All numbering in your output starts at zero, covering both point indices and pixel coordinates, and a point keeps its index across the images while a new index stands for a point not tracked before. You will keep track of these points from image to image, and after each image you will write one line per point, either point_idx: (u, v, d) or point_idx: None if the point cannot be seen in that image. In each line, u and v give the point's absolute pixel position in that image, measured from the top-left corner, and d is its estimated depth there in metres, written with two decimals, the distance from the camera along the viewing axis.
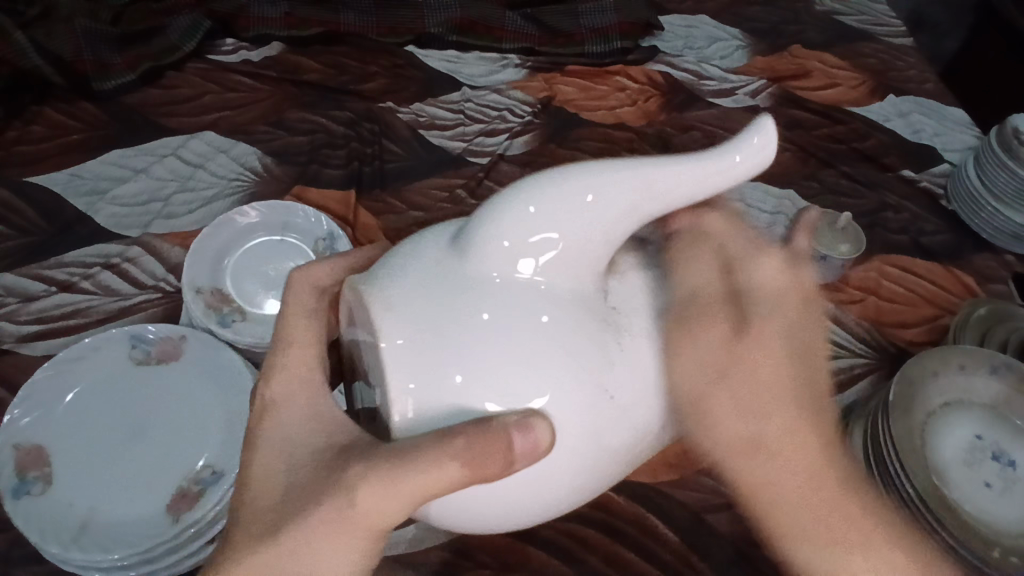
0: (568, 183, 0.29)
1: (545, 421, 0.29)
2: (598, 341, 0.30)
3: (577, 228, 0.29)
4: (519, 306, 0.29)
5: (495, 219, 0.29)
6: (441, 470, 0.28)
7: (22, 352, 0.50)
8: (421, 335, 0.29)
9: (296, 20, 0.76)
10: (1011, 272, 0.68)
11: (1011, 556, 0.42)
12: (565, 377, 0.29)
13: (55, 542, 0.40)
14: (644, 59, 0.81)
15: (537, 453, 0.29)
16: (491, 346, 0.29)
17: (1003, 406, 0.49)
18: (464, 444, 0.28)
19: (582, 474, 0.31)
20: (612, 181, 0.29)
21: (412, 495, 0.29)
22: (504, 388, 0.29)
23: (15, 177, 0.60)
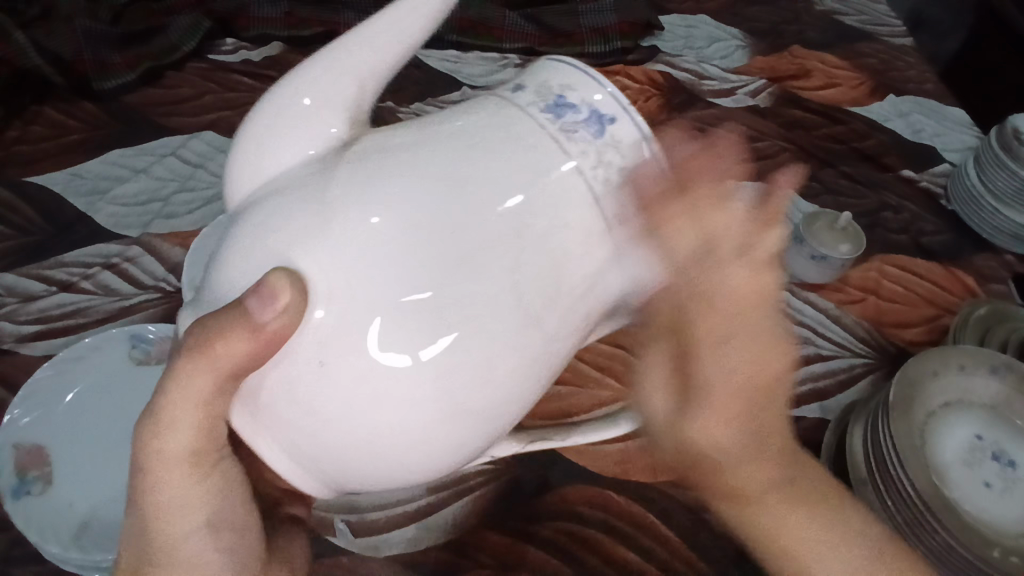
0: (281, 95, 0.29)
1: (283, 274, 0.26)
2: (357, 203, 0.27)
3: (305, 119, 0.29)
4: (277, 192, 0.28)
5: (236, 174, 0.30)
6: (188, 370, 0.29)
7: (22, 352, 0.50)
8: (214, 289, 0.29)
9: (296, 19, 0.76)
10: (1011, 272, 0.68)
11: (1012, 556, 0.41)
12: (338, 262, 0.27)
13: (54, 542, 0.40)
14: (644, 59, 0.81)
15: (290, 306, 0.26)
16: (261, 235, 0.28)
17: (1003, 406, 0.49)
18: (220, 325, 0.27)
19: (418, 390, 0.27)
20: (297, 82, 0.29)
21: (180, 426, 0.30)
22: (275, 244, 0.27)
23: (15, 177, 0.60)
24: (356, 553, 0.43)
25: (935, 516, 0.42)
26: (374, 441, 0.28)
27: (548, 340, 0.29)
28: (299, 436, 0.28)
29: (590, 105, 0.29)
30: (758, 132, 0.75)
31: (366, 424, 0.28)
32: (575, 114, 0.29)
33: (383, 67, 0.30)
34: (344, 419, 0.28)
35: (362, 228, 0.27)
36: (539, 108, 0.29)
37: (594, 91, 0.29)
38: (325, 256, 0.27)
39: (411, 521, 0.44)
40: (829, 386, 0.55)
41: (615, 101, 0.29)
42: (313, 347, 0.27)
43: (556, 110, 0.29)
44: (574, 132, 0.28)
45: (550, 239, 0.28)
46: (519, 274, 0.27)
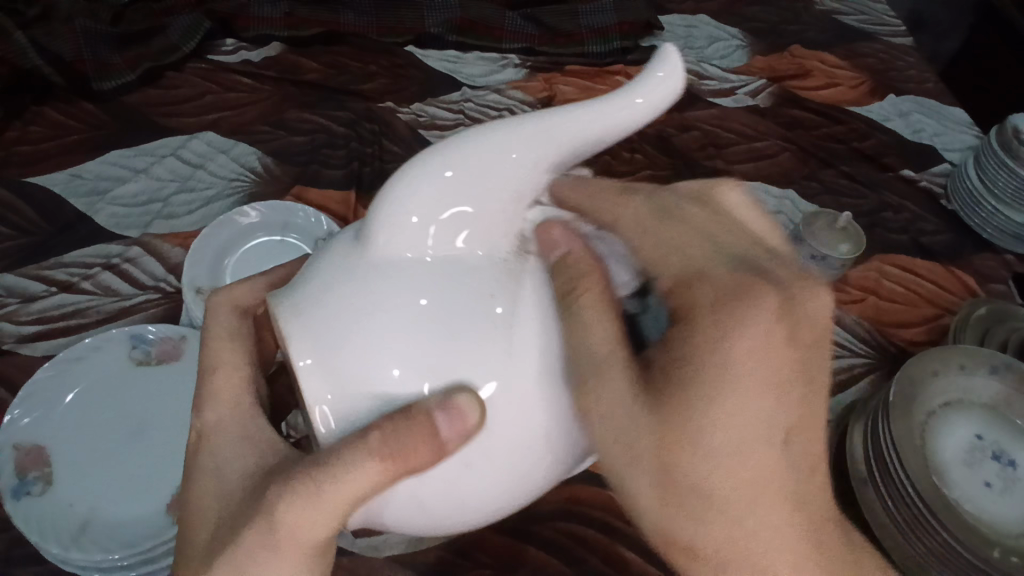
0: (443, 154, 0.29)
1: (469, 395, 0.28)
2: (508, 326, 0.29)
3: (459, 199, 0.29)
4: (422, 291, 0.29)
5: (389, 233, 0.29)
6: (356, 465, 0.27)
7: (22, 352, 0.50)
8: (344, 357, 0.28)
9: (296, 20, 0.76)
10: (1011, 272, 0.68)
11: (1011, 556, 0.42)
12: (491, 365, 0.28)
13: (55, 542, 0.40)
14: (644, 58, 0.81)
15: (466, 433, 0.28)
16: (407, 334, 0.28)
17: (1002, 405, 0.49)
18: (406, 438, 0.27)
19: (515, 474, 0.30)
20: (474, 164, 0.29)
21: (331, 510, 0.28)
22: (441, 367, 0.28)
23: (15, 177, 0.60)
24: (356, 553, 0.43)
25: (935, 515, 0.42)
26: (456, 513, 0.30)
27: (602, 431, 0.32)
28: (398, 511, 0.30)
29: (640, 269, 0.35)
30: (758, 132, 0.75)
31: (467, 508, 0.30)
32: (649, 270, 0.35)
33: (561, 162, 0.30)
34: (454, 509, 0.30)
35: (496, 337, 0.29)
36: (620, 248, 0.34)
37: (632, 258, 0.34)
38: (489, 379, 0.28)
39: None
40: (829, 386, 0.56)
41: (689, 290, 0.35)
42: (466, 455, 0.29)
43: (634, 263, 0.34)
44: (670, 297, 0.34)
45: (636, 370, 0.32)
46: None
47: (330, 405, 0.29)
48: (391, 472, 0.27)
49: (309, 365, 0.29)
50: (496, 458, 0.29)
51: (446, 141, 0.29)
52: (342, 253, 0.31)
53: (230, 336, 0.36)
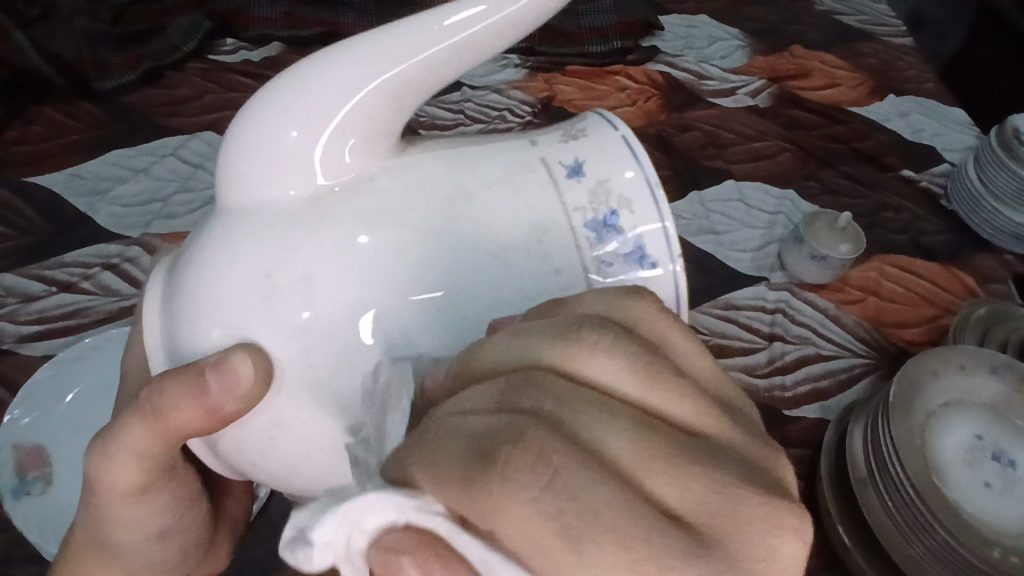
0: (326, 63, 0.27)
1: (245, 354, 0.25)
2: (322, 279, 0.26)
3: (313, 122, 0.27)
4: (254, 227, 0.26)
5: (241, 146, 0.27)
6: (131, 428, 0.29)
7: (22, 352, 0.50)
8: (177, 294, 0.27)
9: (296, 20, 0.76)
10: (1011, 272, 0.68)
11: (1011, 556, 0.42)
12: (289, 330, 0.25)
13: (55, 543, 0.41)
14: (644, 59, 0.81)
15: (244, 397, 0.25)
16: (224, 270, 0.26)
17: (1003, 406, 0.49)
18: (173, 394, 0.27)
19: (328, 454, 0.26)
20: (359, 58, 0.27)
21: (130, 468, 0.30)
22: (231, 323, 0.26)
23: (15, 177, 0.60)
24: None
25: (934, 514, 0.42)
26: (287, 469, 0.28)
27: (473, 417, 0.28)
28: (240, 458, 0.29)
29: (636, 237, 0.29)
30: (758, 132, 0.75)
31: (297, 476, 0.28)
32: (619, 243, 0.29)
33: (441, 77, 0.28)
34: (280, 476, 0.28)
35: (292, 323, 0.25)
36: (583, 216, 0.29)
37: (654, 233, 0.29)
38: (281, 339, 0.25)
39: None
40: (830, 386, 0.56)
41: (665, 246, 0.30)
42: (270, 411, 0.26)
43: (601, 229, 0.29)
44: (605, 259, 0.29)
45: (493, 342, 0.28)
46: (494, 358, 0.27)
47: (165, 349, 0.28)
48: (155, 431, 0.28)
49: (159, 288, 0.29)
50: (301, 436, 0.26)
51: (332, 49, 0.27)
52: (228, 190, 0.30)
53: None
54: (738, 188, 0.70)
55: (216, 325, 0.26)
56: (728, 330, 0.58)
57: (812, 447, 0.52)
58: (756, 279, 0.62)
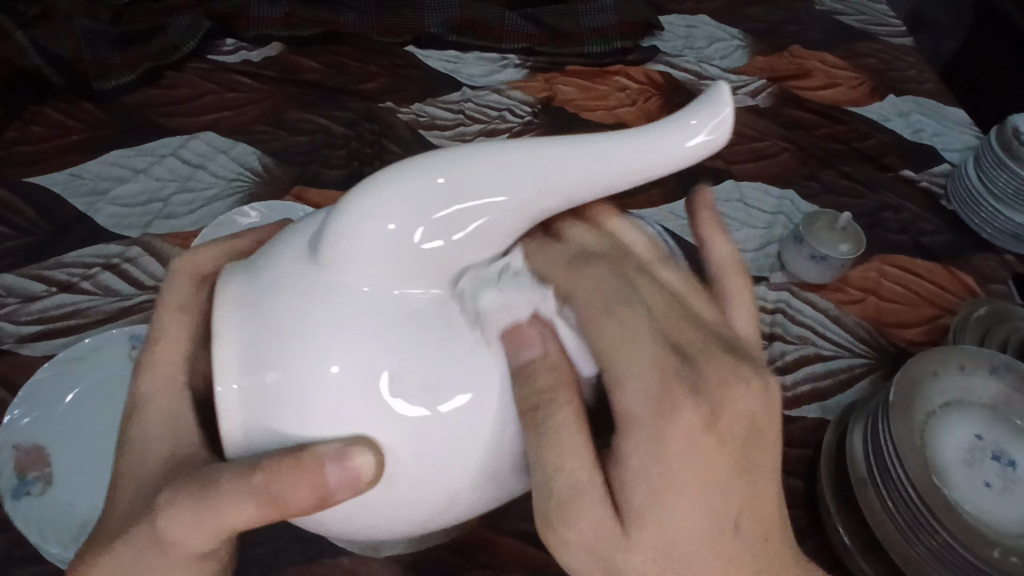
0: (410, 172, 0.28)
1: (367, 451, 0.27)
2: (429, 382, 0.27)
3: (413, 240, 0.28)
4: (356, 335, 0.27)
5: (351, 246, 0.27)
6: (240, 506, 0.28)
7: (22, 352, 0.49)
8: (264, 387, 0.28)
9: (295, 20, 0.76)
10: (1011, 272, 0.69)
11: (1011, 556, 0.42)
12: (396, 425, 0.27)
13: (55, 542, 0.41)
14: (644, 59, 0.81)
15: (358, 487, 0.27)
16: (328, 369, 0.27)
17: (1003, 406, 0.49)
18: (286, 484, 0.27)
19: (426, 513, 0.29)
20: (477, 194, 0.28)
21: (221, 530, 0.29)
22: (340, 422, 0.27)
23: (15, 177, 0.60)
24: (356, 554, 0.43)
25: (934, 513, 0.42)
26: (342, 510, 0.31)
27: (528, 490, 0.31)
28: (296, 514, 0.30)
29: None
30: (758, 132, 0.75)
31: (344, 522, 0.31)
32: None
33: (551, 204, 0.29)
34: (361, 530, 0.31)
35: (411, 422, 0.27)
36: None
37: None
38: (392, 435, 0.27)
39: None
40: (830, 386, 0.55)
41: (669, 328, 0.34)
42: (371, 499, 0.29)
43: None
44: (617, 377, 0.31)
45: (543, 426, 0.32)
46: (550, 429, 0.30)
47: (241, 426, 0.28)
48: (267, 514, 0.28)
49: (230, 332, 0.28)
50: (385, 505, 0.29)
51: (425, 158, 0.28)
52: (296, 261, 0.29)
53: (180, 307, 0.36)
54: (738, 188, 0.70)
55: (322, 420, 0.27)
56: None
57: (813, 448, 0.52)
58: (756, 279, 0.62)
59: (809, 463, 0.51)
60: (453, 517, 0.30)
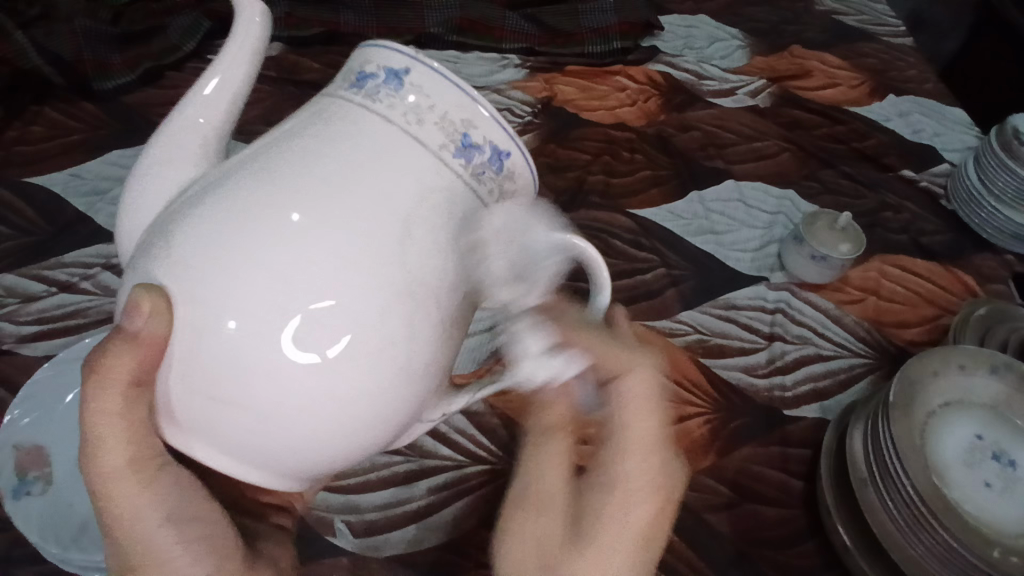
0: (138, 185, 0.31)
1: (144, 294, 0.27)
2: (175, 237, 0.28)
3: (153, 193, 0.30)
4: (139, 259, 0.29)
5: (128, 225, 0.31)
6: (99, 393, 0.30)
7: (22, 352, 0.49)
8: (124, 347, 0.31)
9: (295, 20, 0.75)
10: (1011, 272, 0.68)
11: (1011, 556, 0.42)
12: (187, 284, 0.27)
13: (55, 542, 0.41)
14: (644, 59, 0.81)
15: (156, 313, 0.27)
16: (132, 285, 0.29)
17: (1003, 406, 0.50)
18: (115, 354, 0.29)
19: (292, 336, 0.27)
20: (169, 139, 0.31)
21: (118, 437, 0.31)
22: (142, 272, 0.29)
23: (15, 177, 0.60)
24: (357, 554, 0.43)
25: (935, 514, 0.42)
26: (330, 439, 0.29)
27: (409, 312, 0.28)
28: (228, 422, 0.28)
29: (489, 143, 0.30)
30: (758, 132, 0.75)
31: (297, 420, 0.28)
32: (480, 156, 0.30)
33: (222, 107, 0.31)
34: (275, 397, 0.28)
35: (185, 254, 0.27)
36: (448, 150, 0.29)
37: (390, 55, 0.30)
38: (180, 280, 0.28)
39: (411, 521, 0.44)
40: (829, 386, 0.56)
41: (403, 54, 0.30)
42: (219, 342, 0.27)
43: (359, 83, 0.30)
44: (378, 96, 0.29)
45: (418, 250, 0.29)
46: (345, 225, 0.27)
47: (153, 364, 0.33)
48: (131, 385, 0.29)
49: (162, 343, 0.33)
50: (234, 350, 0.27)
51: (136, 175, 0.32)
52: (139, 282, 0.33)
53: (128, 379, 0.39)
54: (738, 188, 0.70)
55: (139, 284, 0.29)
56: (727, 330, 0.58)
57: (812, 447, 0.52)
58: (756, 279, 0.62)
59: (810, 463, 0.51)
60: (339, 344, 0.28)
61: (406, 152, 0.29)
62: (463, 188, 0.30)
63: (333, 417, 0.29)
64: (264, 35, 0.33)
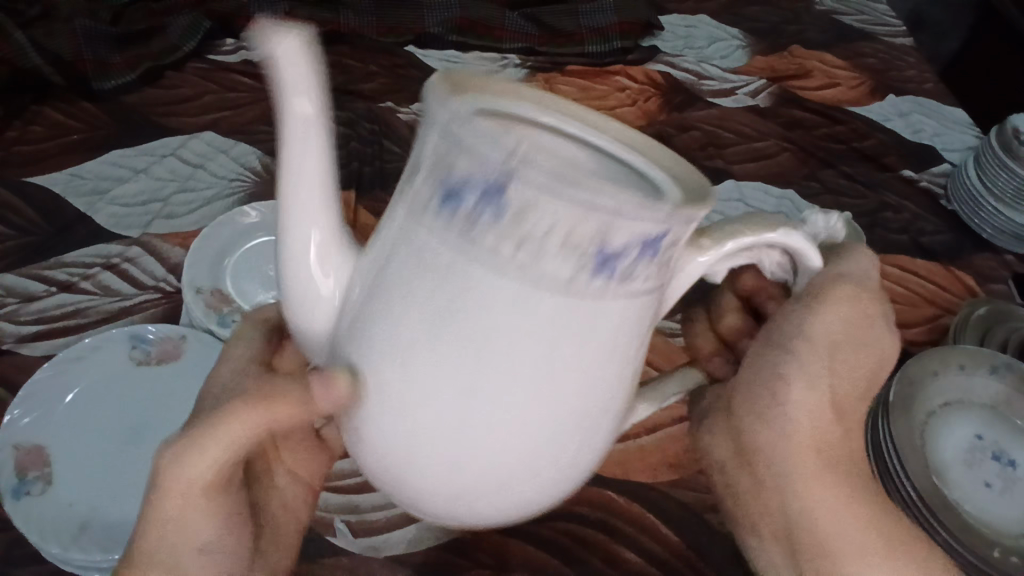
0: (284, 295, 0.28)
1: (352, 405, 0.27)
2: (361, 351, 0.26)
3: (308, 305, 0.27)
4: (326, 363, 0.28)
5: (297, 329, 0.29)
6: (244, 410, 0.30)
7: (22, 352, 0.49)
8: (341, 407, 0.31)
9: (295, 19, 0.76)
10: (1010, 273, 0.68)
11: (1009, 556, 0.42)
12: (385, 398, 0.26)
13: (55, 542, 0.40)
14: (644, 58, 0.81)
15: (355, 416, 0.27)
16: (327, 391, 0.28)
17: (1003, 405, 0.50)
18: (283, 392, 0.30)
19: (507, 435, 0.26)
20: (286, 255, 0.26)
21: (224, 458, 0.31)
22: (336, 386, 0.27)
23: (15, 177, 0.60)
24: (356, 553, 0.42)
25: (936, 514, 0.42)
26: (528, 495, 0.28)
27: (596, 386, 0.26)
28: (435, 504, 0.28)
29: (627, 246, 0.23)
30: (759, 132, 0.75)
31: (512, 494, 0.28)
32: (621, 258, 0.23)
33: (322, 210, 0.25)
34: (490, 475, 0.27)
35: (380, 376, 0.26)
36: (586, 266, 0.23)
37: (481, 145, 0.22)
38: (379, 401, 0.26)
39: (411, 522, 0.44)
40: None
41: (497, 148, 0.21)
42: (430, 452, 0.26)
43: (451, 195, 0.23)
44: (481, 220, 0.23)
45: (589, 350, 0.25)
46: (523, 342, 0.24)
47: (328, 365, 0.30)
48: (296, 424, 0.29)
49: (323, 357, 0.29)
50: (448, 449, 0.26)
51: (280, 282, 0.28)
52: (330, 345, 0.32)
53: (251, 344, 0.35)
54: (738, 188, 0.69)
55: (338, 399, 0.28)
56: None
57: None
58: None
59: None
60: (548, 431, 0.26)
61: (541, 298, 0.24)
62: (610, 296, 0.24)
63: (549, 478, 0.28)
64: (319, 99, 0.24)
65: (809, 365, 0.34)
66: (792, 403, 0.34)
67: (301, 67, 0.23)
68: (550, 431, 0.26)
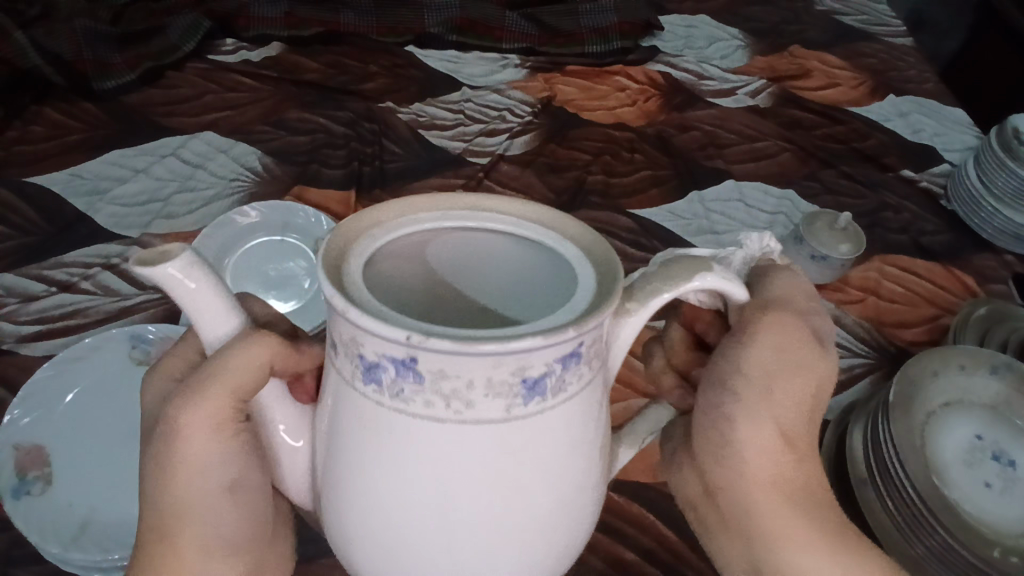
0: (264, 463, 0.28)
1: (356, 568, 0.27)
2: (342, 514, 0.26)
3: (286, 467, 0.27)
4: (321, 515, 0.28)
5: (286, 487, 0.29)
6: (205, 404, 0.26)
7: (21, 352, 0.49)
8: None
9: (295, 19, 0.76)
10: (1011, 273, 0.67)
11: (1011, 556, 0.42)
12: (376, 552, 0.26)
13: (55, 542, 0.39)
14: (644, 58, 0.81)
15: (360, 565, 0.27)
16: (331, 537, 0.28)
17: (1003, 406, 0.50)
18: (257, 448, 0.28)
19: (502, 555, 0.25)
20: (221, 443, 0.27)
21: (212, 443, 0.27)
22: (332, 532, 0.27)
23: (14, 177, 0.60)
24: None
25: (935, 514, 0.42)
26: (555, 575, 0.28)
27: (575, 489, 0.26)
28: None
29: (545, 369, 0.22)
30: (758, 132, 0.75)
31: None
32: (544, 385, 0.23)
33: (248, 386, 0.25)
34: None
35: (366, 537, 0.25)
36: (513, 402, 0.22)
37: (380, 341, 0.22)
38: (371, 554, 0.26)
39: None
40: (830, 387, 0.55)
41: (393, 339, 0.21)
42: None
43: (370, 375, 0.23)
44: (403, 394, 0.22)
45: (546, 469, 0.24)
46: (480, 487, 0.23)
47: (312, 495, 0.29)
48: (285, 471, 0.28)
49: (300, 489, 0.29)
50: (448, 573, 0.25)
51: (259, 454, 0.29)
52: None
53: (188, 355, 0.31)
54: (738, 188, 0.69)
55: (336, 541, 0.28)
56: None
57: None
58: None
59: None
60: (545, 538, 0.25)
61: (478, 437, 0.23)
62: (550, 419, 0.24)
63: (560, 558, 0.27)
64: (210, 279, 0.25)
65: (752, 408, 0.29)
66: (741, 442, 0.29)
67: (178, 271, 0.24)
68: (546, 541, 0.25)
